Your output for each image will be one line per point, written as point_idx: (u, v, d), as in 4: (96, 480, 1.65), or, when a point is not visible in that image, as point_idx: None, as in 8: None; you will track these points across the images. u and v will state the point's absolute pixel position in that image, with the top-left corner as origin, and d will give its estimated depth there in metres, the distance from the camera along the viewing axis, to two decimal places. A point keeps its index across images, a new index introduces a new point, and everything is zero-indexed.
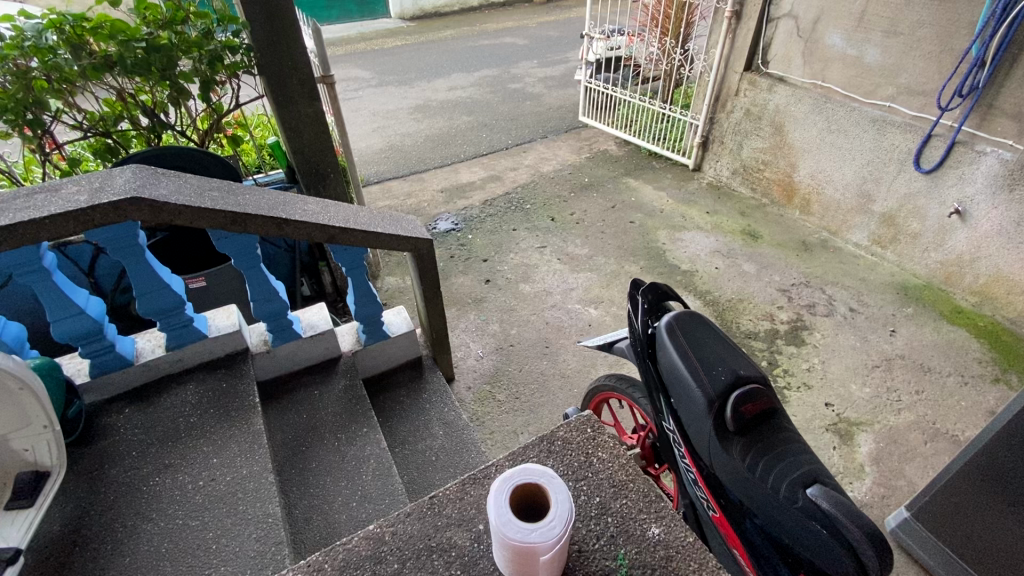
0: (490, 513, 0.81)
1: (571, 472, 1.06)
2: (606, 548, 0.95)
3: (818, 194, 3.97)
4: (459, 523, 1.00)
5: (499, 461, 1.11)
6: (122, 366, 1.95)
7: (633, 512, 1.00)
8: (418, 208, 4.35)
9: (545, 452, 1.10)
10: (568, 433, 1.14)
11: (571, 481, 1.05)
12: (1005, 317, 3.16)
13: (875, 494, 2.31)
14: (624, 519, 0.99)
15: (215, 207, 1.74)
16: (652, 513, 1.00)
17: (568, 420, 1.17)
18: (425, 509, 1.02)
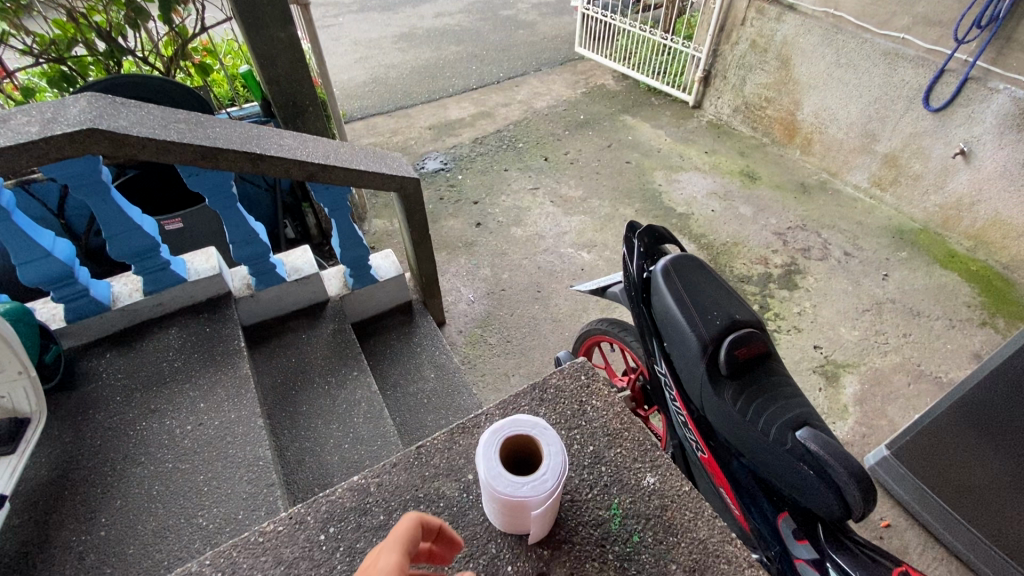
0: (479, 467, 0.81)
1: (564, 421, 1.11)
2: (600, 498, 1.00)
3: (821, 133, 3.83)
4: (448, 474, 1.04)
5: (489, 411, 1.14)
6: (99, 310, 1.88)
7: (628, 461, 1.05)
8: (405, 146, 4.16)
9: (539, 401, 1.15)
10: (561, 381, 1.18)
11: (564, 430, 1.10)
12: (998, 262, 3.15)
13: (856, 433, 2.38)
14: (618, 469, 1.04)
15: (182, 141, 1.60)
16: (646, 462, 1.05)
17: (562, 369, 1.21)
18: (411, 460, 1.06)
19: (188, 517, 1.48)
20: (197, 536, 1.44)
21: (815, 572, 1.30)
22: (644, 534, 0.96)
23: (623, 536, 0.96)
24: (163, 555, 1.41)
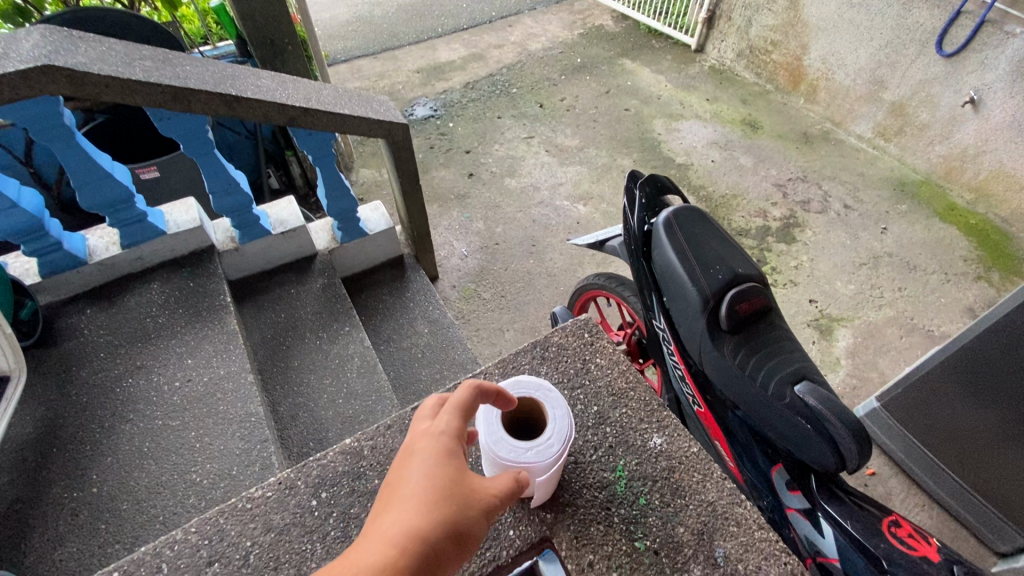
0: (482, 434, 0.86)
1: (566, 380, 1.20)
2: (605, 460, 1.08)
3: (828, 80, 3.68)
4: None
5: (489, 369, 1.24)
6: (75, 265, 1.79)
7: (634, 421, 1.14)
8: (393, 91, 3.95)
9: (540, 359, 1.24)
10: (563, 339, 1.28)
11: (568, 390, 1.19)
12: (998, 215, 3.11)
13: (847, 385, 2.40)
14: (624, 430, 1.13)
15: (149, 80, 1.47)
16: (652, 424, 1.13)
17: (564, 328, 1.30)
18: (404, 423, 1.14)
19: (181, 473, 1.47)
20: (192, 491, 1.43)
21: (806, 521, 1.33)
22: (650, 496, 1.03)
23: (629, 498, 1.03)
24: (157, 510, 1.40)
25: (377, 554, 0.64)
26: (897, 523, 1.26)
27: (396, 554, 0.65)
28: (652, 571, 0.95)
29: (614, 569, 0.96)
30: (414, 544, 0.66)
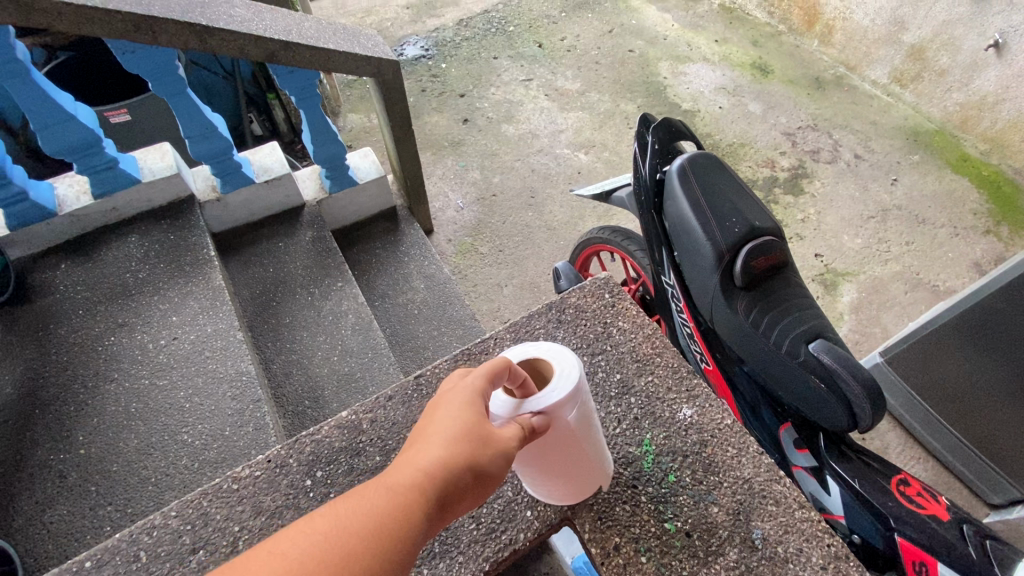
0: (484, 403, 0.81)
1: (587, 345, 1.16)
2: (632, 434, 1.05)
3: (845, 20, 3.45)
4: None
5: (500, 333, 1.19)
6: (43, 216, 1.67)
7: (660, 390, 1.10)
8: (381, 28, 3.67)
9: (556, 322, 1.20)
10: (582, 301, 1.23)
11: (589, 355, 1.15)
12: (1010, 167, 3.01)
13: (849, 341, 2.38)
14: (649, 400, 1.09)
15: (107, 7, 1.30)
16: (683, 393, 1.10)
17: (582, 287, 1.25)
18: (408, 393, 1.10)
19: (171, 434, 1.41)
20: (184, 452, 1.39)
21: (813, 480, 1.33)
22: (681, 474, 1.00)
23: (657, 475, 1.00)
24: (149, 472, 1.36)
25: (409, 488, 0.60)
26: (905, 483, 1.24)
27: (424, 490, 0.61)
28: (684, 555, 0.93)
29: (643, 553, 0.93)
30: (443, 483, 0.62)
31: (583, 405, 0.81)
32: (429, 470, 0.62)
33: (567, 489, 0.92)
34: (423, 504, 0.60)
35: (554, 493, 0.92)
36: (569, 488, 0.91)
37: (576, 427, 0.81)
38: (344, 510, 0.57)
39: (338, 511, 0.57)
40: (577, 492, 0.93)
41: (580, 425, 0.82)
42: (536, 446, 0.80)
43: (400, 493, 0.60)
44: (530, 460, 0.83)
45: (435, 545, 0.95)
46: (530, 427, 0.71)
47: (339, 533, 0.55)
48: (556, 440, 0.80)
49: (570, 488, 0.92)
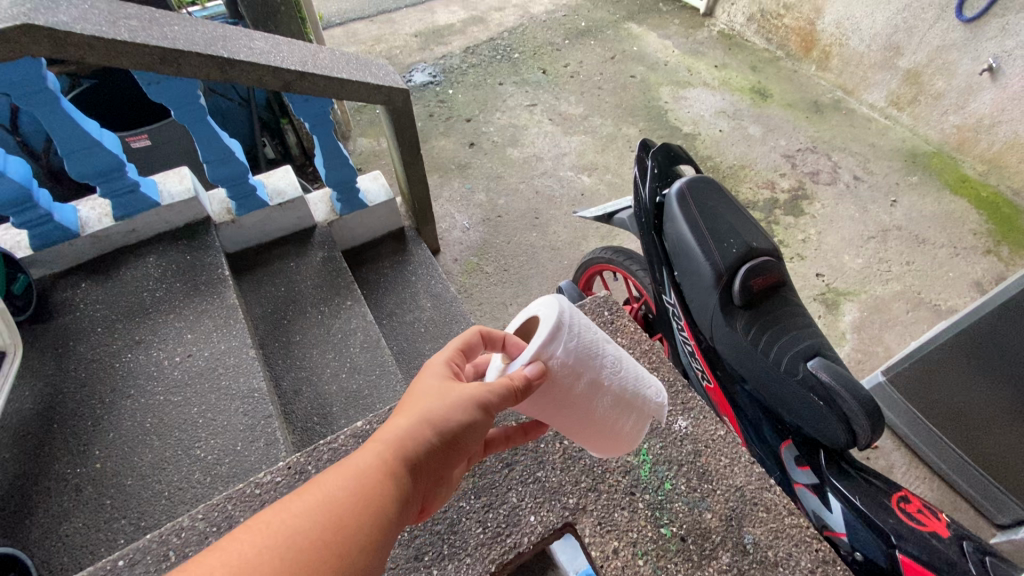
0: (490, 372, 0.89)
1: None
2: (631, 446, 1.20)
3: (841, 45, 3.55)
4: None
5: None
6: (66, 237, 1.73)
7: (658, 402, 1.26)
8: (390, 56, 3.80)
9: None
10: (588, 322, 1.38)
11: None
12: (1009, 188, 3.04)
13: (852, 360, 2.39)
14: (648, 414, 1.25)
15: (136, 41, 1.38)
16: (678, 409, 1.26)
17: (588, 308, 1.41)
18: None
19: (185, 449, 1.45)
20: (196, 467, 1.42)
21: (815, 497, 1.34)
22: (676, 482, 1.15)
23: (654, 484, 1.15)
24: (162, 486, 1.39)
25: (369, 467, 0.67)
26: (906, 499, 1.25)
27: (386, 463, 0.68)
28: (677, 556, 1.06)
29: (639, 555, 1.06)
30: (406, 451, 0.70)
31: (577, 343, 0.83)
32: (387, 444, 0.70)
33: (612, 428, 0.97)
34: (387, 475, 0.68)
35: (603, 438, 0.98)
36: (613, 428, 0.96)
37: (581, 367, 0.84)
38: (303, 499, 0.63)
39: (294, 503, 0.62)
40: (625, 429, 0.98)
41: (584, 361, 0.85)
42: (551, 401, 0.85)
43: (361, 471, 0.67)
44: (557, 416, 0.90)
45: (445, 547, 1.07)
46: (519, 388, 0.76)
47: (298, 523, 0.60)
48: (564, 389, 0.84)
49: (614, 427, 0.96)
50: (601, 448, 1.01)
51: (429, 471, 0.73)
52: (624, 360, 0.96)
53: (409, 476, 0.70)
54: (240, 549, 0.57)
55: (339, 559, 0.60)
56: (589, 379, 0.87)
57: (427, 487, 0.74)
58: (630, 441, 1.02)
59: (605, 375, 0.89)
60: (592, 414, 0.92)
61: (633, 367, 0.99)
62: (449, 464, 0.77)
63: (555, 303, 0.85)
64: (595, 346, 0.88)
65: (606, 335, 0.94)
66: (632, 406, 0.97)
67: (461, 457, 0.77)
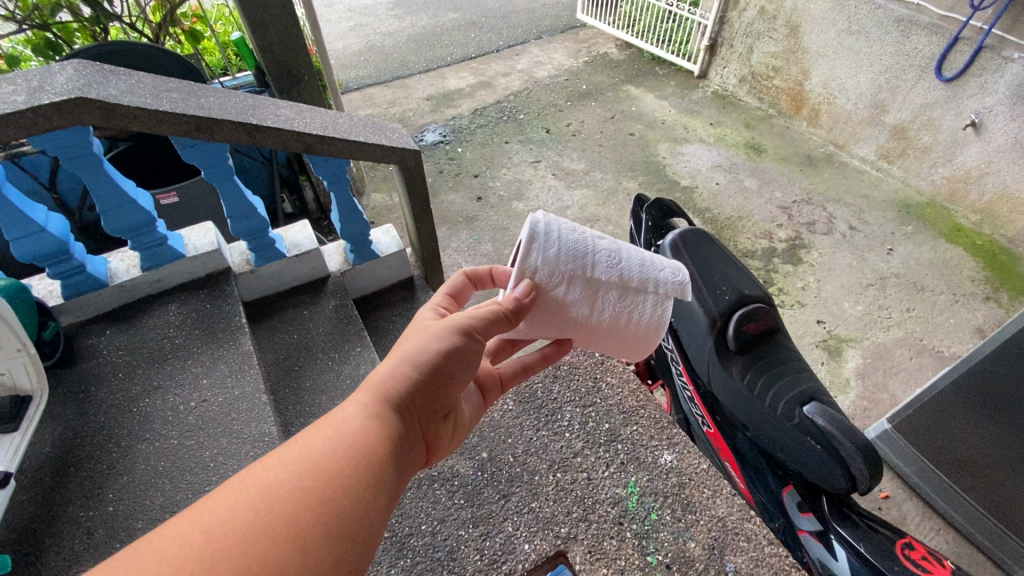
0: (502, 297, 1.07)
1: (581, 400, 1.39)
2: (618, 478, 1.25)
3: (829, 104, 3.75)
4: (462, 453, 1.29)
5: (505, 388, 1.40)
6: (96, 287, 1.84)
7: (644, 437, 1.32)
8: (403, 117, 4.06)
9: (554, 378, 1.43)
10: (576, 361, 1.47)
11: (584, 408, 1.38)
12: (1004, 236, 3.12)
13: (858, 407, 2.38)
14: (635, 447, 1.30)
15: (174, 111, 1.53)
16: (664, 441, 1.31)
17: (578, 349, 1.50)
18: None
19: (195, 492, 1.48)
20: None
21: (820, 545, 1.33)
22: (662, 512, 1.19)
23: (641, 514, 1.19)
24: None
25: (353, 410, 0.74)
26: (910, 547, 1.26)
27: (368, 403, 0.75)
28: None
29: None
30: (389, 389, 0.78)
31: (558, 252, 0.95)
32: (368, 387, 0.77)
33: (628, 321, 1.05)
34: (370, 413, 0.74)
35: (624, 334, 1.08)
36: (629, 321, 1.05)
37: (568, 271, 0.96)
38: (281, 452, 0.64)
39: (271, 459, 0.63)
40: (641, 322, 1.06)
41: (569, 265, 0.96)
42: (553, 309, 0.99)
43: (345, 415, 0.73)
44: (567, 322, 1.03)
45: None
46: (506, 307, 0.91)
47: (273, 477, 0.61)
48: (557, 296, 0.98)
49: (629, 319, 1.05)
50: (628, 344, 1.11)
51: (418, 404, 0.80)
52: (623, 248, 1.02)
53: (394, 411, 0.77)
54: (210, 515, 0.56)
55: (323, 503, 0.61)
56: (581, 280, 0.98)
57: (421, 423, 0.81)
58: (655, 332, 1.08)
59: (599, 271, 0.98)
60: (601, 311, 1.02)
61: (636, 253, 1.04)
62: (441, 399, 0.84)
63: (533, 220, 0.95)
64: (582, 246, 0.97)
65: (595, 231, 1.01)
66: (641, 292, 1.03)
67: (450, 390, 0.85)
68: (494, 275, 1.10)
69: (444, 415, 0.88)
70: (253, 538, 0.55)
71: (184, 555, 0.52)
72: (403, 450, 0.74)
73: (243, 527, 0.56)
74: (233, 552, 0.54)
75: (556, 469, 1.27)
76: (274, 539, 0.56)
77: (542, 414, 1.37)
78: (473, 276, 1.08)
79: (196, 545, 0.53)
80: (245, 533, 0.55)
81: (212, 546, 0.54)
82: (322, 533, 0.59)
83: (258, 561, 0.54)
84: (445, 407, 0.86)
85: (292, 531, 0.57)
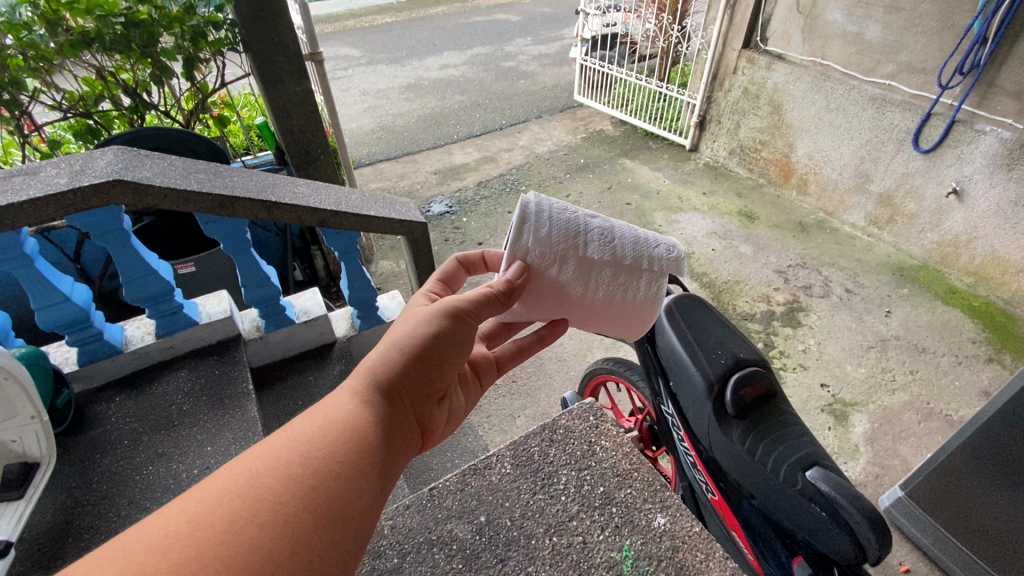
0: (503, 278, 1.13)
1: (576, 461, 1.36)
2: (613, 540, 1.21)
3: (816, 174, 3.94)
4: (459, 516, 1.26)
5: (502, 452, 1.39)
6: (110, 353, 1.90)
7: (638, 500, 1.28)
8: (412, 190, 4.29)
9: (549, 439, 1.42)
10: (570, 422, 1.45)
11: (579, 468, 1.34)
12: (1000, 298, 3.16)
13: (869, 473, 2.32)
14: (629, 510, 1.26)
15: (201, 190, 1.65)
16: (658, 503, 1.27)
17: (572, 410, 1.48)
18: (425, 503, 1.29)
19: None
20: None
21: None
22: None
23: None
24: None
25: (342, 399, 0.80)
26: None
27: (357, 391, 0.82)
28: None
29: None
30: (377, 374, 0.86)
31: (549, 232, 1.00)
32: (358, 376, 0.85)
33: (624, 299, 1.10)
34: (359, 399, 0.81)
35: (619, 313, 1.12)
36: (624, 299, 1.10)
37: (560, 251, 1.01)
38: (270, 443, 0.69)
39: (260, 450, 0.68)
40: (637, 301, 1.11)
41: (560, 245, 1.01)
42: (546, 288, 1.05)
43: (335, 402, 0.80)
44: (561, 301, 1.09)
45: None
46: (498, 288, 0.97)
47: (262, 465, 0.66)
48: (550, 276, 1.03)
49: (624, 297, 1.09)
50: (623, 323, 1.16)
51: (407, 387, 0.88)
52: (616, 226, 1.07)
53: (382, 397, 0.84)
54: (198, 504, 0.60)
55: (312, 488, 0.65)
56: (574, 259, 1.03)
57: (411, 406, 0.88)
58: (650, 310, 1.13)
59: (592, 249, 1.03)
60: (595, 289, 1.07)
61: (630, 232, 1.08)
62: (431, 382, 0.92)
63: (525, 202, 0.99)
64: (573, 225, 1.02)
65: (588, 210, 1.06)
66: (635, 270, 1.07)
67: (439, 374, 0.93)
68: (486, 260, 1.23)
69: (435, 399, 0.95)
70: (240, 523, 0.59)
71: (171, 543, 0.56)
72: (391, 432, 0.80)
73: (228, 513, 0.59)
74: (221, 537, 0.57)
75: (553, 533, 1.22)
76: (262, 524, 0.60)
77: (539, 476, 1.33)
78: (464, 261, 1.19)
79: (184, 533, 0.57)
80: (233, 519, 0.59)
81: (199, 533, 0.57)
82: (311, 516, 0.63)
83: (245, 544, 0.57)
84: (437, 390, 0.94)
85: (280, 515, 0.61)
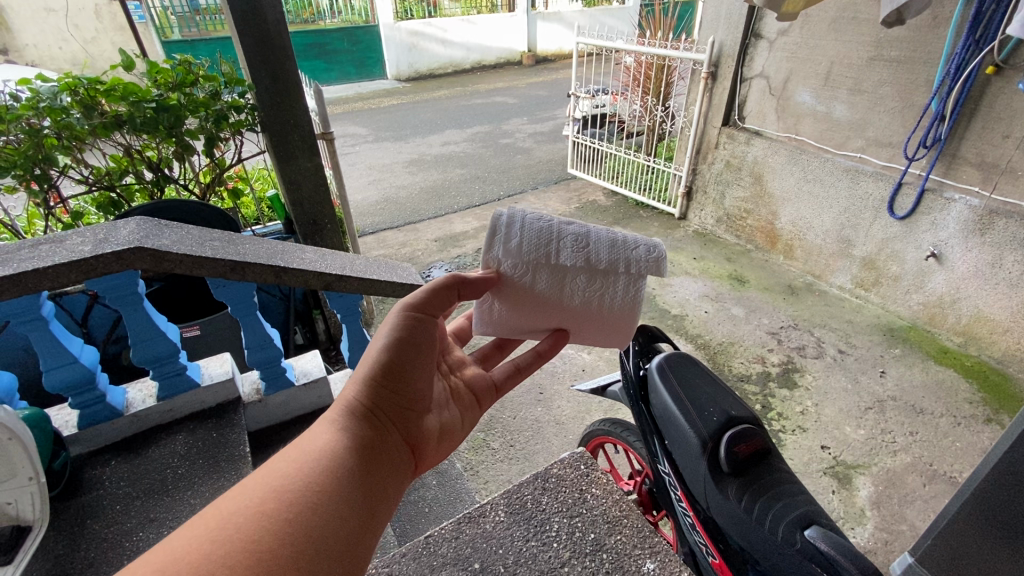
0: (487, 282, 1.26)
1: (566, 509, 1.36)
2: None
3: (801, 240, 4.12)
4: (454, 562, 1.25)
5: (496, 500, 1.39)
6: (111, 416, 1.92)
7: (628, 547, 1.26)
8: (414, 257, 4.43)
9: (542, 488, 1.42)
10: (562, 471, 1.46)
11: (569, 516, 1.34)
12: (991, 357, 3.19)
13: (878, 540, 2.25)
14: (620, 555, 1.25)
15: (215, 256, 1.73)
16: (647, 549, 1.26)
17: (563, 460, 1.49)
18: (419, 550, 1.27)
19: None
20: None
21: None
22: None
23: None
24: None
25: (320, 430, 0.90)
26: None
27: (335, 419, 0.92)
28: None
29: None
30: (353, 399, 0.96)
31: (519, 242, 1.10)
32: (337, 406, 0.95)
33: (603, 304, 1.16)
34: (336, 427, 0.90)
35: (602, 318, 1.19)
36: (604, 303, 1.16)
37: (532, 260, 1.10)
38: (245, 485, 0.75)
39: (232, 495, 0.73)
40: (617, 304, 1.16)
41: (531, 255, 1.10)
42: (522, 296, 1.15)
43: (313, 435, 0.89)
44: (539, 309, 1.17)
45: None
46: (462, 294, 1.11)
47: (233, 507, 0.71)
48: (523, 284, 1.13)
49: (603, 301, 1.16)
50: (609, 329, 1.22)
51: (380, 406, 0.98)
52: (592, 231, 1.14)
53: (359, 418, 0.94)
54: (165, 555, 0.63)
55: (289, 522, 0.71)
56: (546, 266, 1.11)
57: (392, 421, 0.99)
58: (632, 314, 1.18)
59: (565, 255, 1.11)
60: (572, 295, 1.15)
61: (607, 235, 1.14)
62: (406, 398, 1.03)
63: (497, 215, 1.10)
64: (546, 233, 1.11)
65: (565, 218, 1.14)
66: (612, 272, 1.14)
67: (413, 387, 1.04)
68: None
69: (418, 414, 1.05)
70: (208, 565, 0.63)
71: None
72: (371, 450, 0.90)
73: (198, 556, 0.64)
74: None
75: None
76: (233, 565, 0.63)
77: (531, 523, 1.33)
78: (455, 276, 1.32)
79: None
80: (203, 563, 0.63)
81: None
82: (288, 551, 0.68)
83: None
84: (416, 403, 1.04)
85: (253, 554, 0.66)
